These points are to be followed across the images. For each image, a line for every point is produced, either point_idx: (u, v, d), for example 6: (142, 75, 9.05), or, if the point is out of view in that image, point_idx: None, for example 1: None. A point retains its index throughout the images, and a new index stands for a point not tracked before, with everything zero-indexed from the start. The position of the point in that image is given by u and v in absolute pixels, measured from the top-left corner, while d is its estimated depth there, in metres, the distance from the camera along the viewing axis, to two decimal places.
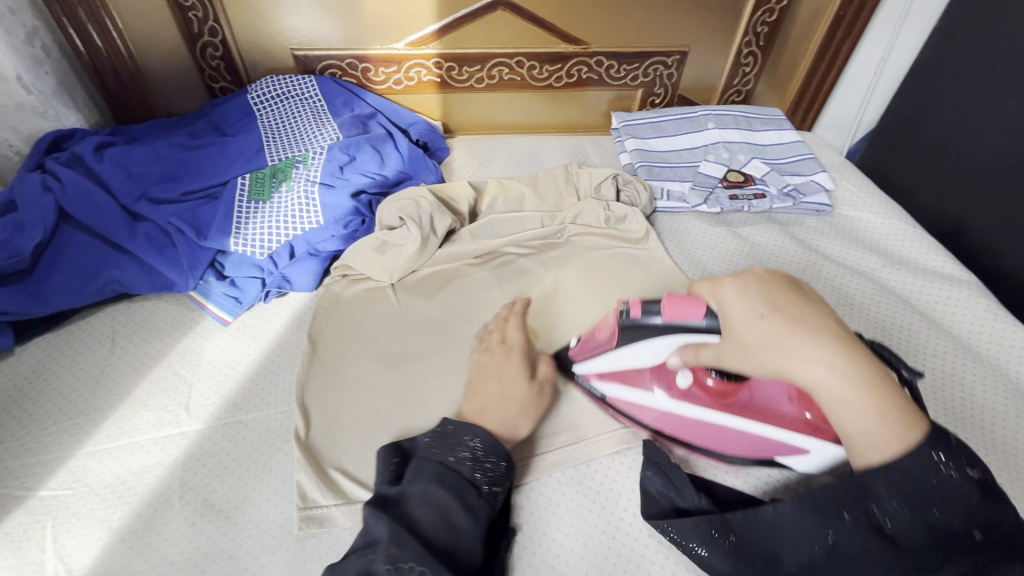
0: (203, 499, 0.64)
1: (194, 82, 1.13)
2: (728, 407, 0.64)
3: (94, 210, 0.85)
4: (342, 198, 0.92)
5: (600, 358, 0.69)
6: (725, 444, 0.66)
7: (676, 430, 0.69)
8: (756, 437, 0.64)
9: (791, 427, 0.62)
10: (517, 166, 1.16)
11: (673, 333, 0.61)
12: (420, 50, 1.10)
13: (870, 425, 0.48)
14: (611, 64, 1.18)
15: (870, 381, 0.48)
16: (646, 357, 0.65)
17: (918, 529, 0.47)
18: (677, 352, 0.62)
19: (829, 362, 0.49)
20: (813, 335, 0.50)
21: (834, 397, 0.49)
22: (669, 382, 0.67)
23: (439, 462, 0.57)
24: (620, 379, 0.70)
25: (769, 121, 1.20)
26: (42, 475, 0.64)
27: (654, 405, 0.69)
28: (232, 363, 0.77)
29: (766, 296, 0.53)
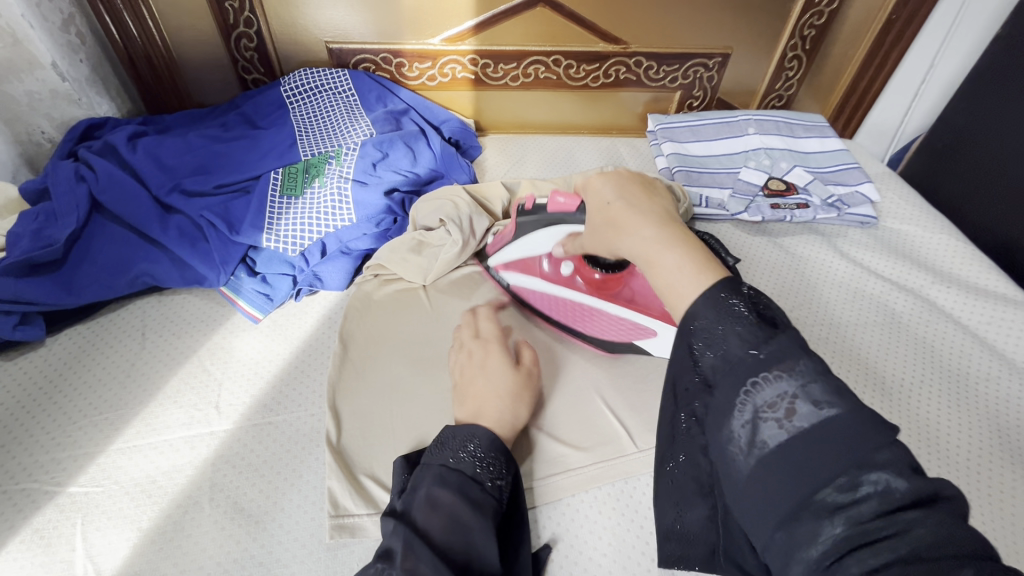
0: (233, 502, 0.62)
1: (227, 74, 1.11)
2: (607, 297, 0.76)
3: (127, 202, 0.84)
4: (375, 195, 0.90)
5: (506, 248, 0.81)
6: (600, 328, 0.78)
7: (565, 318, 0.79)
8: (625, 323, 0.76)
9: (655, 315, 0.75)
10: (550, 166, 1.14)
11: (555, 227, 0.72)
12: (456, 46, 1.08)
13: (678, 278, 0.44)
14: (649, 65, 1.15)
15: (681, 240, 0.46)
16: (540, 244, 0.76)
17: (724, 365, 0.39)
18: (560, 243, 0.73)
19: (652, 224, 0.48)
20: (638, 212, 0.50)
21: (651, 250, 0.47)
22: (559, 272, 0.78)
23: (440, 465, 0.53)
24: (523, 269, 0.81)
25: (812, 128, 1.16)
26: (71, 471, 0.63)
27: (546, 289, 0.79)
28: (261, 362, 0.76)
29: (598, 189, 0.54)
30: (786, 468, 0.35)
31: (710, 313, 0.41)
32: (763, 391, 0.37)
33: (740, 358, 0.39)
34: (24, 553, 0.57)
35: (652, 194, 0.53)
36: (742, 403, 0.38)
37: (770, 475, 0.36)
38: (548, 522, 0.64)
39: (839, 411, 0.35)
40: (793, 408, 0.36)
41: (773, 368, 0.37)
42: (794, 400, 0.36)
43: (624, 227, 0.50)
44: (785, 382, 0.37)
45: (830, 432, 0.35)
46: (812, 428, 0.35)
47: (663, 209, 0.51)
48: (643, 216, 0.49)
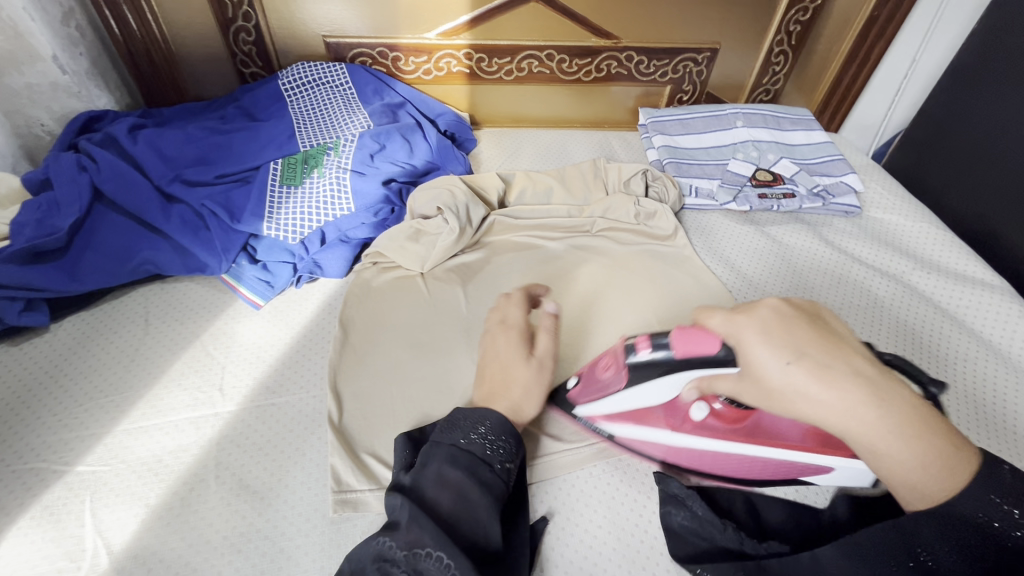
0: (238, 480, 0.64)
1: (225, 68, 1.13)
2: (744, 436, 0.60)
3: (129, 191, 0.85)
4: (374, 185, 0.92)
5: (603, 401, 0.65)
6: (750, 471, 0.63)
7: (690, 461, 0.65)
8: (778, 462, 0.61)
9: (811, 449, 0.58)
10: (544, 159, 1.16)
11: (687, 371, 0.56)
12: (452, 40, 1.10)
13: (917, 477, 0.41)
14: (641, 59, 1.17)
15: (912, 424, 0.41)
16: (653, 396, 0.61)
17: (970, 568, 0.39)
18: (692, 386, 0.57)
19: (871, 405, 0.41)
20: (840, 377, 0.41)
21: (879, 441, 0.41)
22: (684, 416, 0.62)
23: (451, 445, 0.53)
24: (630, 420, 0.66)
25: (798, 121, 1.19)
26: (79, 451, 0.65)
27: (668, 438, 0.64)
28: (264, 346, 0.77)
29: (783, 336, 0.44)
30: None
31: (972, 505, 0.40)
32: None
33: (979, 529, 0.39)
34: (34, 530, 0.58)
35: (836, 337, 0.44)
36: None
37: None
38: (544, 496, 0.66)
39: None
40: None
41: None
42: None
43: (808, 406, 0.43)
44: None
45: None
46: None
47: (856, 351, 0.44)
48: (847, 387, 0.41)
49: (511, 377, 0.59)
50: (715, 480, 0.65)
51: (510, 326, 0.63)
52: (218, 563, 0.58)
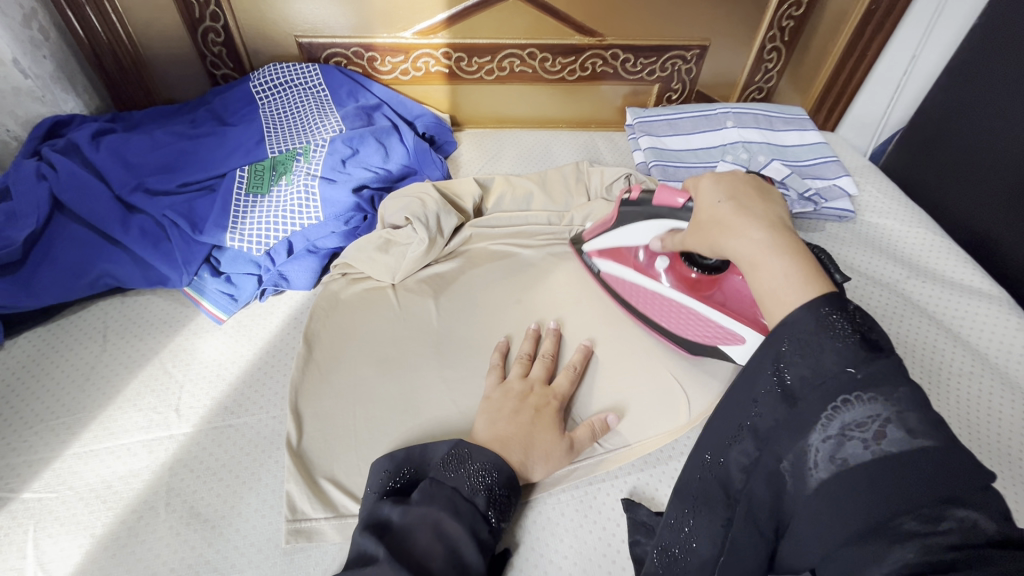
0: (190, 507, 0.62)
1: (197, 70, 1.09)
2: (696, 296, 0.72)
3: (88, 202, 0.82)
4: (344, 193, 0.89)
5: (603, 236, 0.80)
6: (686, 329, 0.75)
7: (645, 306, 0.78)
8: (712, 326, 0.72)
9: (744, 321, 0.68)
10: (527, 161, 1.12)
11: (660, 219, 0.71)
12: (429, 39, 1.06)
13: (781, 284, 0.45)
14: (627, 57, 1.13)
15: (794, 249, 0.47)
16: (637, 237, 0.75)
17: (818, 376, 0.40)
18: (660, 237, 0.71)
19: (761, 227, 0.49)
20: (751, 215, 0.50)
21: (755, 254, 0.47)
22: (652, 265, 0.76)
23: (454, 489, 0.53)
24: (614, 257, 0.80)
25: (792, 121, 1.14)
26: (26, 477, 0.63)
27: (637, 279, 0.78)
28: (225, 363, 0.75)
29: (732, 184, 0.55)
30: (862, 486, 0.36)
31: (812, 322, 0.41)
32: (850, 410, 0.38)
33: (831, 368, 0.40)
34: None
35: (769, 198, 0.53)
36: (837, 417, 0.38)
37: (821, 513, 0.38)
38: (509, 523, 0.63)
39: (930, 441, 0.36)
40: (882, 431, 0.37)
41: (862, 391, 0.38)
42: (886, 423, 0.36)
43: (732, 226, 0.50)
44: (877, 404, 0.37)
45: (912, 462, 0.35)
46: (901, 454, 0.36)
47: (778, 215, 0.51)
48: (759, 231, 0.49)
49: (536, 445, 0.62)
50: (659, 335, 0.78)
51: (553, 397, 0.67)
52: None
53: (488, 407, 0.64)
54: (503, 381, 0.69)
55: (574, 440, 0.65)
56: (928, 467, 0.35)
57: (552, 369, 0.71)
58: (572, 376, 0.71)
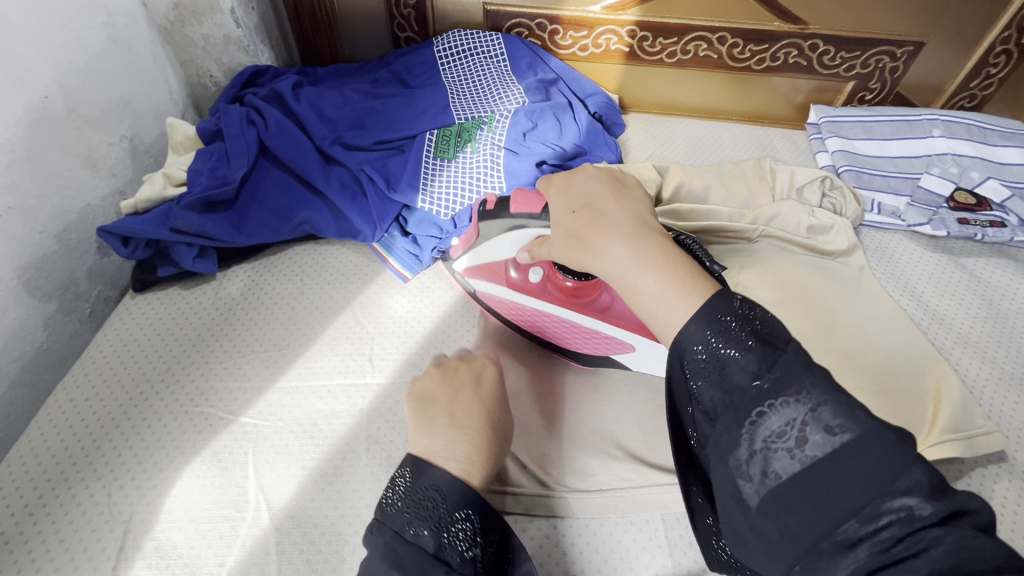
0: (388, 456, 0.63)
1: (381, 32, 1.11)
2: (578, 305, 0.69)
3: (293, 149, 0.86)
4: (527, 166, 0.88)
5: (470, 252, 0.75)
6: (574, 341, 0.70)
7: (532, 327, 0.72)
8: (602, 336, 0.68)
9: (634, 329, 0.67)
10: (698, 153, 1.07)
11: (524, 229, 0.68)
12: (617, 15, 1.02)
13: (656, 298, 0.45)
14: (827, 50, 1.03)
15: (657, 257, 0.46)
16: (505, 247, 0.71)
17: (722, 397, 0.39)
18: (527, 248, 0.63)
19: (623, 240, 0.48)
20: (610, 225, 0.50)
21: (626, 270, 0.47)
22: (526, 281, 0.71)
23: (393, 532, 0.45)
24: (487, 275, 0.74)
25: (1011, 135, 1.00)
26: (242, 402, 0.67)
27: (511, 297, 0.72)
28: (411, 321, 0.76)
29: (577, 191, 0.55)
30: (811, 504, 0.35)
31: (706, 332, 0.41)
32: (772, 419, 0.37)
33: (714, 356, 0.40)
34: (204, 473, 0.61)
35: (621, 196, 0.53)
36: (744, 437, 0.37)
37: (790, 516, 0.36)
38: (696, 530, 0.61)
39: (847, 438, 0.35)
40: (803, 436, 0.36)
41: (781, 394, 0.37)
42: (802, 427, 0.36)
43: (593, 245, 0.49)
44: (795, 406, 0.37)
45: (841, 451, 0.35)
46: (825, 457, 0.35)
47: (635, 214, 0.51)
48: (616, 230, 0.49)
49: (457, 422, 0.52)
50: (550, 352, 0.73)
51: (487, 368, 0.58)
52: None
53: (418, 411, 0.53)
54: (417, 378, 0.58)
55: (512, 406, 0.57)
56: (870, 454, 0.35)
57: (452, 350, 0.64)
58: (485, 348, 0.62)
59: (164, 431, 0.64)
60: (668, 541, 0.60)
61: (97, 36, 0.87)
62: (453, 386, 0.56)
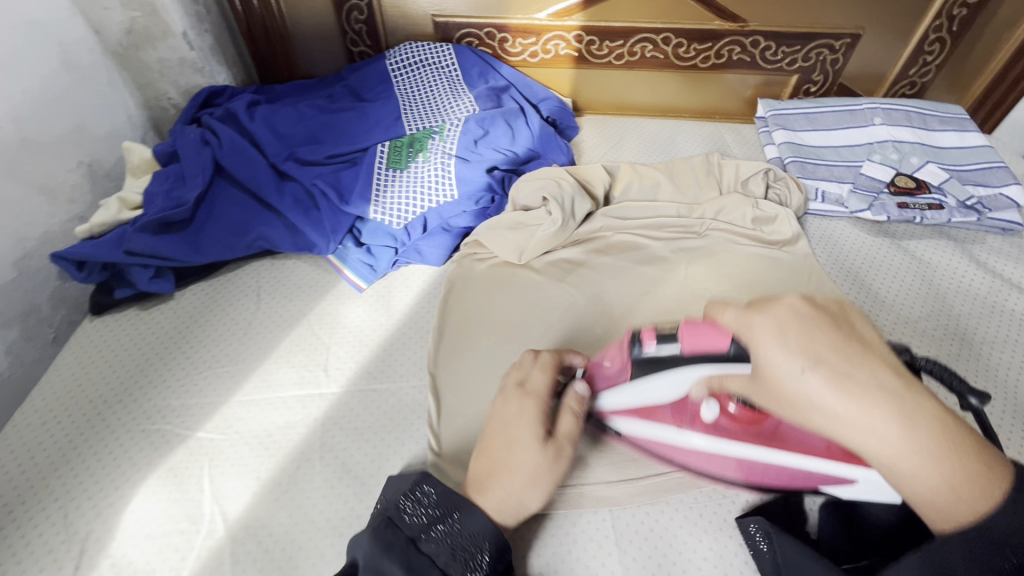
0: (341, 462, 0.65)
1: (334, 47, 1.13)
2: (756, 437, 0.57)
3: (247, 168, 0.88)
4: (478, 173, 0.90)
5: (610, 395, 0.61)
6: (756, 474, 0.59)
7: (697, 466, 0.62)
8: (792, 469, 0.57)
9: (825, 455, 0.55)
10: (650, 151, 1.09)
11: (696, 365, 0.53)
12: (563, 21, 1.05)
13: (934, 489, 0.41)
14: (768, 45, 1.07)
15: (934, 428, 0.41)
16: (661, 389, 0.58)
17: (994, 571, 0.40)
18: (701, 383, 0.55)
19: (895, 421, 0.40)
20: (876, 386, 0.41)
21: (898, 459, 0.41)
22: (694, 413, 0.60)
23: (408, 535, 0.52)
24: (640, 414, 0.62)
25: (948, 120, 1.04)
26: (199, 416, 0.68)
27: (679, 442, 0.61)
28: (367, 330, 0.78)
29: (803, 336, 0.42)
30: None
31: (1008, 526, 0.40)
32: None
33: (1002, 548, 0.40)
34: (161, 489, 0.62)
35: (854, 344, 0.42)
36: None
37: None
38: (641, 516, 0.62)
39: None
40: None
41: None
42: None
43: (835, 412, 0.41)
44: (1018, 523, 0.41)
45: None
46: None
47: (882, 363, 0.42)
48: (870, 399, 0.40)
49: (522, 447, 0.55)
50: (709, 481, 0.63)
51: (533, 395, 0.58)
52: (322, 544, 0.59)
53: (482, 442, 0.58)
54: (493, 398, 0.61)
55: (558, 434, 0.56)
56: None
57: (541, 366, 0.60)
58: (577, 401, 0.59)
59: (121, 450, 0.65)
60: (614, 529, 0.61)
61: (48, 65, 0.88)
62: (542, 449, 0.55)
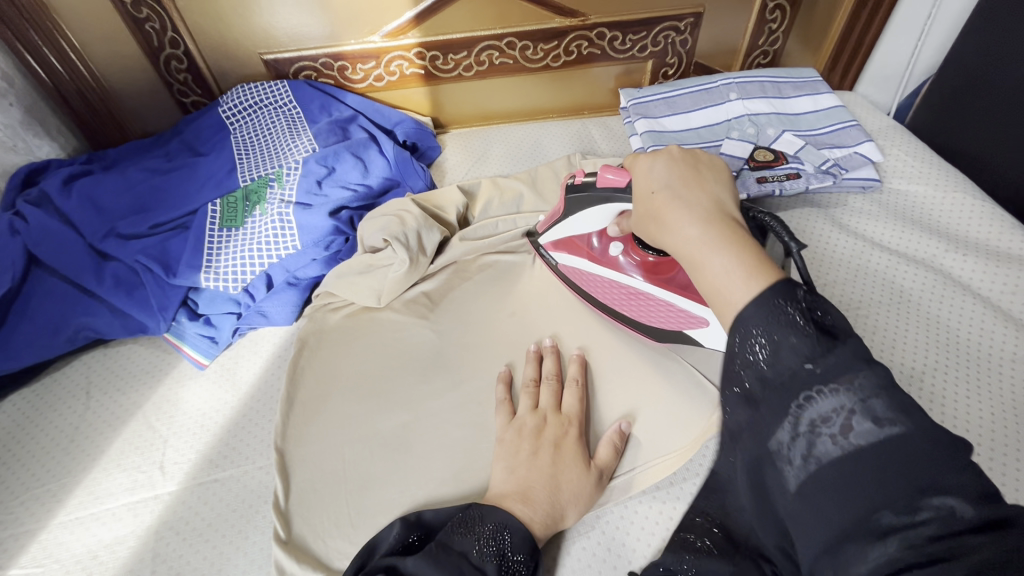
0: (176, 574, 0.59)
1: (167, 101, 1.06)
2: (661, 282, 0.68)
3: (59, 252, 0.79)
4: (320, 217, 0.84)
5: (554, 223, 0.74)
6: (655, 316, 0.70)
7: (608, 299, 0.74)
8: (673, 308, 0.68)
9: (697, 296, 0.65)
10: (516, 160, 1.05)
11: (604, 204, 0.65)
12: (399, 41, 1.00)
13: (723, 277, 0.40)
14: (614, 35, 1.04)
15: (738, 241, 0.41)
16: (587, 221, 0.69)
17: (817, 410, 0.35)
18: (614, 221, 0.67)
19: (696, 222, 0.43)
20: (688, 205, 0.45)
21: (699, 259, 0.42)
22: (607, 251, 0.72)
23: (462, 555, 0.50)
24: (569, 248, 0.75)
25: (802, 85, 1.04)
26: (13, 551, 0.61)
27: (592, 270, 0.74)
28: (209, 413, 0.72)
29: (665, 171, 0.48)
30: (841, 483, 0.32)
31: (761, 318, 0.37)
32: (820, 402, 0.34)
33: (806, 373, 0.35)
34: None
35: (705, 179, 0.48)
36: (789, 420, 0.35)
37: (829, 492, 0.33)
38: None
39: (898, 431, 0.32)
40: (847, 423, 0.33)
41: (830, 381, 0.34)
42: (850, 415, 0.33)
43: (666, 221, 0.45)
44: (847, 396, 0.34)
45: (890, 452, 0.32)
46: (868, 446, 0.32)
47: (715, 197, 0.46)
48: (692, 207, 0.45)
49: (561, 462, 0.58)
50: (620, 323, 0.74)
51: (569, 425, 0.62)
52: None
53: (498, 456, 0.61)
54: (513, 418, 0.64)
55: (600, 468, 0.60)
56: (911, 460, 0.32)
57: (559, 393, 0.66)
58: (580, 394, 0.66)
59: None
60: None
61: None
62: (583, 470, 0.59)
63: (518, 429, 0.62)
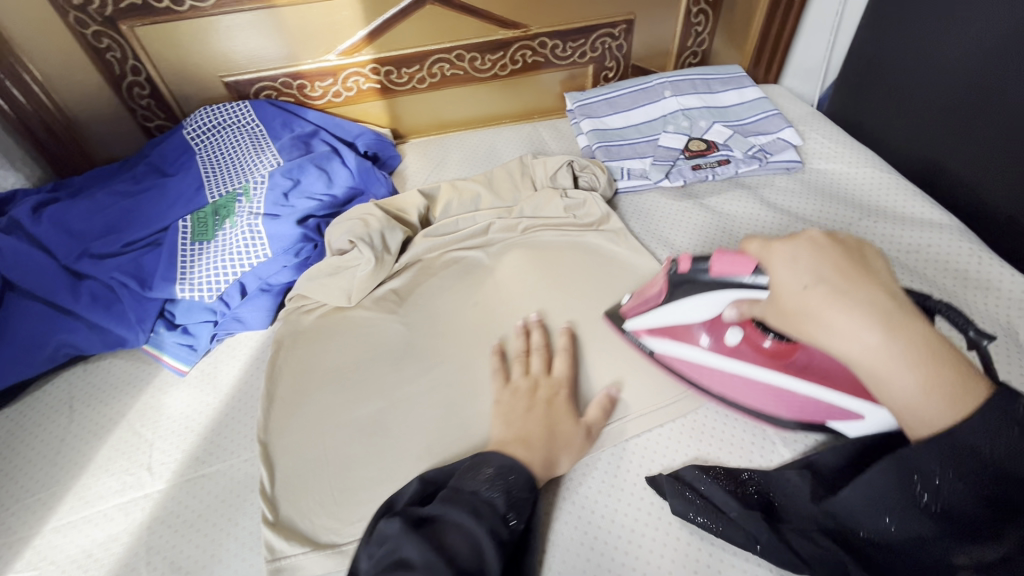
0: (170, 562, 0.62)
1: (131, 127, 1.09)
2: (785, 368, 0.64)
3: (35, 274, 0.82)
4: (288, 226, 0.89)
5: (648, 313, 0.71)
6: (782, 407, 0.65)
7: (728, 392, 0.69)
8: (815, 399, 0.63)
9: (847, 390, 0.61)
10: (472, 163, 1.12)
11: (723, 290, 0.62)
12: (354, 58, 1.06)
13: (913, 399, 0.44)
14: (556, 43, 1.13)
15: (923, 358, 0.44)
16: (692, 310, 0.67)
17: (968, 496, 0.44)
18: (731, 306, 0.62)
19: (877, 329, 0.45)
20: (854, 304, 0.46)
21: (880, 366, 0.45)
22: (718, 338, 0.68)
23: (473, 494, 0.54)
24: (670, 335, 0.71)
25: (729, 80, 1.14)
26: (8, 558, 0.63)
27: (706, 359, 0.69)
28: (192, 415, 0.75)
29: (812, 262, 0.49)
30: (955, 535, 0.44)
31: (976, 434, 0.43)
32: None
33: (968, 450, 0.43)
34: None
35: (864, 270, 0.49)
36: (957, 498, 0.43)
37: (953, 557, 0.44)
38: None
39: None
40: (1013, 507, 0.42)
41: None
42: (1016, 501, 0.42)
43: (823, 317, 0.47)
44: None
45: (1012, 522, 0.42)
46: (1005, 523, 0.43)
47: (882, 284, 0.48)
48: (857, 309, 0.46)
49: (558, 416, 0.65)
50: (735, 410, 0.69)
51: (559, 386, 0.69)
52: None
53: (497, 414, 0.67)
54: (508, 382, 0.71)
55: (589, 426, 0.67)
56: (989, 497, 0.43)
57: (549, 359, 0.73)
58: (568, 359, 0.72)
59: None
60: None
61: None
62: (575, 421, 0.65)
63: (512, 390, 0.69)
